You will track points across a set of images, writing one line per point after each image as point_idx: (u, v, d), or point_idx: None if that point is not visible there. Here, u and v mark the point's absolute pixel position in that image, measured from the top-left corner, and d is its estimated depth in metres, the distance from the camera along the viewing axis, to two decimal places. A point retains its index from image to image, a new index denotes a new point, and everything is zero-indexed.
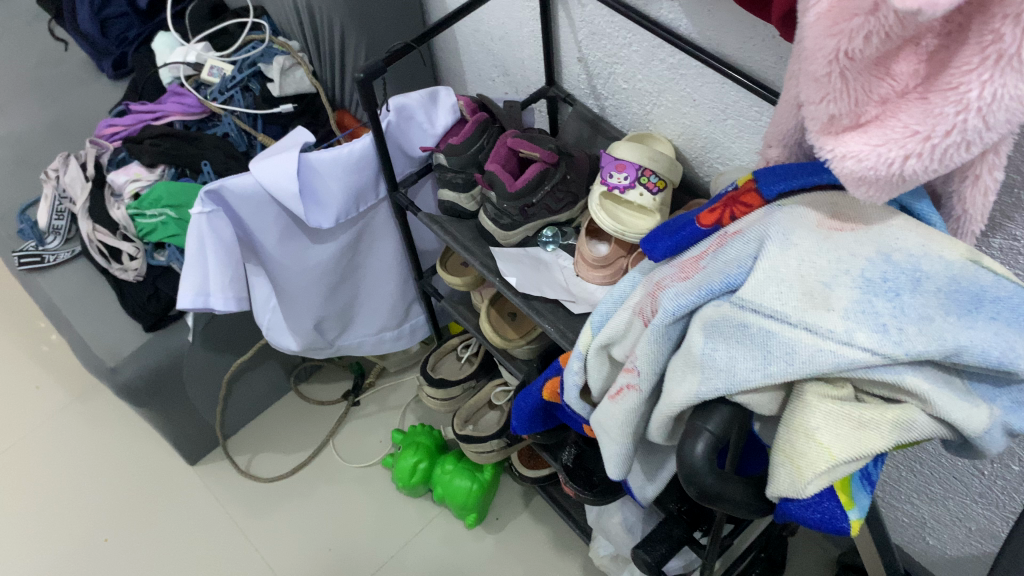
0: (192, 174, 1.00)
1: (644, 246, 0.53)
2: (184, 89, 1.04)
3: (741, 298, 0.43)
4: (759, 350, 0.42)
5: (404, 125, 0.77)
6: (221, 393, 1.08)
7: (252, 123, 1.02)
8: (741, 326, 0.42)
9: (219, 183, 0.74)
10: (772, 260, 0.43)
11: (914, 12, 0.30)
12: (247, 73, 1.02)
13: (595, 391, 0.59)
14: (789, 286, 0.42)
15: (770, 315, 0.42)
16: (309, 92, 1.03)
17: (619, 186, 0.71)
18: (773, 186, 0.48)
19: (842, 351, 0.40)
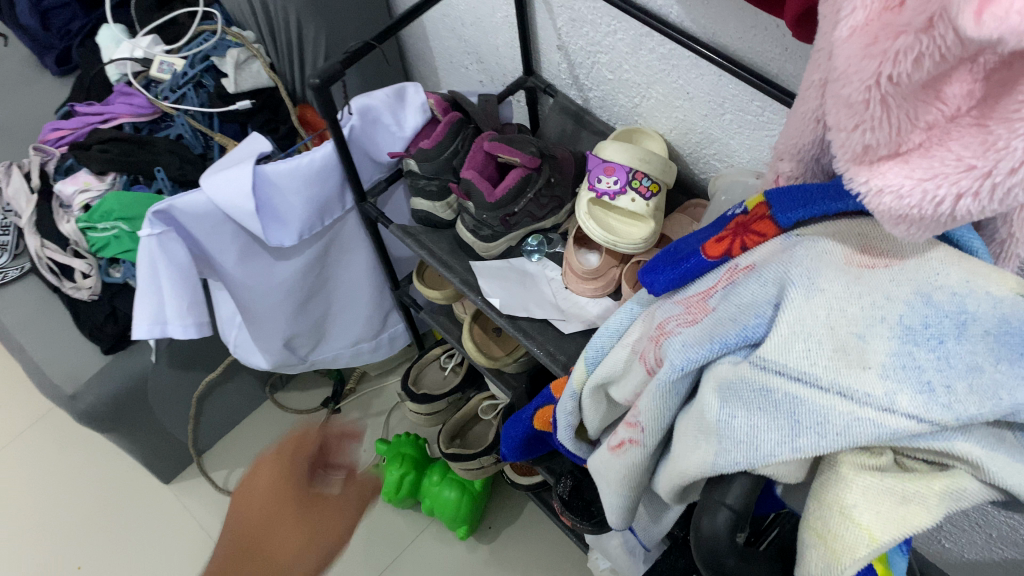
0: (146, 181, 0.93)
1: (643, 278, 0.46)
2: (132, 89, 0.96)
3: (762, 357, 0.36)
4: (785, 418, 0.36)
5: (369, 129, 0.69)
6: (193, 411, 1.01)
7: (208, 123, 0.95)
8: (764, 391, 0.36)
9: (168, 203, 0.66)
10: (797, 310, 0.37)
11: (992, 41, 0.24)
12: (200, 68, 0.93)
13: (591, 431, 0.53)
14: (818, 342, 0.36)
15: (797, 378, 0.36)
16: (267, 87, 0.95)
17: (608, 192, 0.64)
18: (791, 215, 0.41)
19: (883, 420, 0.34)
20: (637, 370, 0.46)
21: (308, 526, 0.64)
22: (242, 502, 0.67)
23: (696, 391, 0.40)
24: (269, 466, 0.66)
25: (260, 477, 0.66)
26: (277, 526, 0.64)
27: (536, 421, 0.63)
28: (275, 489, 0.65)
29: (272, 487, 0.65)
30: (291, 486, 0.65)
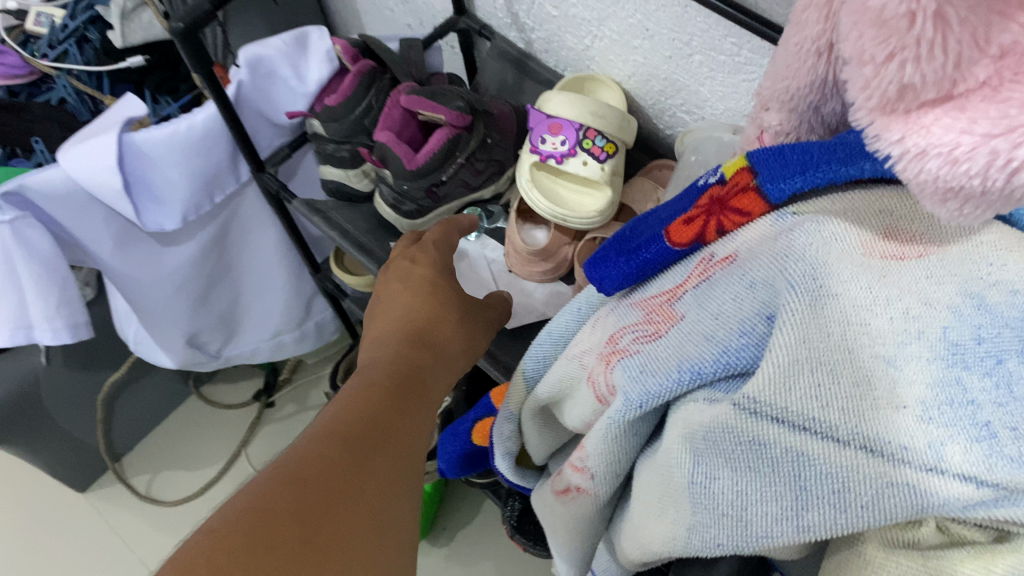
0: (24, 152, 0.80)
1: (587, 270, 0.35)
2: (5, 45, 0.81)
3: (751, 400, 0.25)
4: (788, 484, 0.25)
5: (262, 84, 0.57)
6: (101, 414, 0.89)
7: (95, 84, 0.81)
8: (755, 445, 0.26)
9: (18, 182, 0.53)
10: (800, 328, 0.25)
11: None
12: (83, 20, 0.81)
13: (537, 458, 0.43)
14: (831, 375, 0.25)
15: (800, 429, 0.25)
16: (163, 40, 0.82)
17: (555, 155, 0.53)
18: (783, 186, 0.30)
19: (927, 489, 0.23)
20: (584, 394, 0.34)
21: (442, 314, 0.45)
22: (383, 282, 0.47)
23: (662, 430, 0.29)
24: (424, 249, 0.49)
25: (406, 264, 0.47)
26: (402, 363, 0.40)
27: (474, 436, 0.52)
28: (422, 280, 0.46)
29: (417, 283, 0.46)
30: (422, 285, 0.46)
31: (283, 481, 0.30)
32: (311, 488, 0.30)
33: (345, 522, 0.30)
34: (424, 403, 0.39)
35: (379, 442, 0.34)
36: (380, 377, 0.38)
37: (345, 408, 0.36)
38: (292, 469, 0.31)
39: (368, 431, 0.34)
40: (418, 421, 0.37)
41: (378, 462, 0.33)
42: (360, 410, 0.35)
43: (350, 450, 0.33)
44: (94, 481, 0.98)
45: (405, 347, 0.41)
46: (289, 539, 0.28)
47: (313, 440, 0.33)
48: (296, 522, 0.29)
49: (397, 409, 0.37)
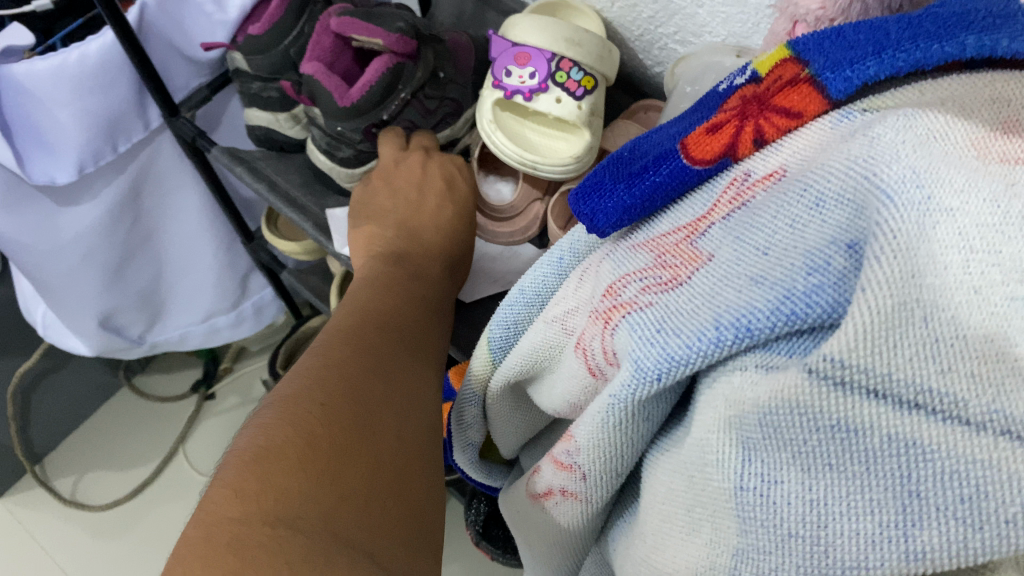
0: None
1: (574, 206, 0.27)
2: None
3: (833, 355, 0.17)
4: (893, 495, 0.17)
5: (170, 9, 0.47)
6: (12, 411, 0.79)
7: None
8: (841, 432, 0.17)
9: None
10: (905, 255, 0.17)
11: None
12: None
13: (504, 448, 0.35)
14: (956, 327, 0.16)
15: (912, 408, 0.16)
16: None
17: (521, 90, 0.44)
18: (853, 73, 0.21)
19: None
20: (568, 364, 0.26)
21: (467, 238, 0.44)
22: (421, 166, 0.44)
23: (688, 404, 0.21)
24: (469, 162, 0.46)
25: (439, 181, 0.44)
26: (424, 278, 0.40)
27: None
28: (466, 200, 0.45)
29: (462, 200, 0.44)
30: (454, 208, 0.44)
31: (332, 375, 0.29)
32: (355, 375, 0.30)
33: (399, 413, 0.30)
34: (441, 313, 0.39)
35: (399, 337, 0.34)
36: (388, 286, 0.38)
37: (360, 311, 0.35)
38: (336, 365, 0.30)
39: (389, 328, 0.34)
40: (432, 324, 0.37)
41: (405, 358, 0.33)
42: (377, 311, 0.35)
43: (380, 349, 0.32)
44: (10, 485, 0.88)
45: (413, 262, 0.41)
46: (362, 425, 0.27)
47: (335, 341, 0.32)
48: (363, 410, 0.28)
49: (415, 316, 0.36)
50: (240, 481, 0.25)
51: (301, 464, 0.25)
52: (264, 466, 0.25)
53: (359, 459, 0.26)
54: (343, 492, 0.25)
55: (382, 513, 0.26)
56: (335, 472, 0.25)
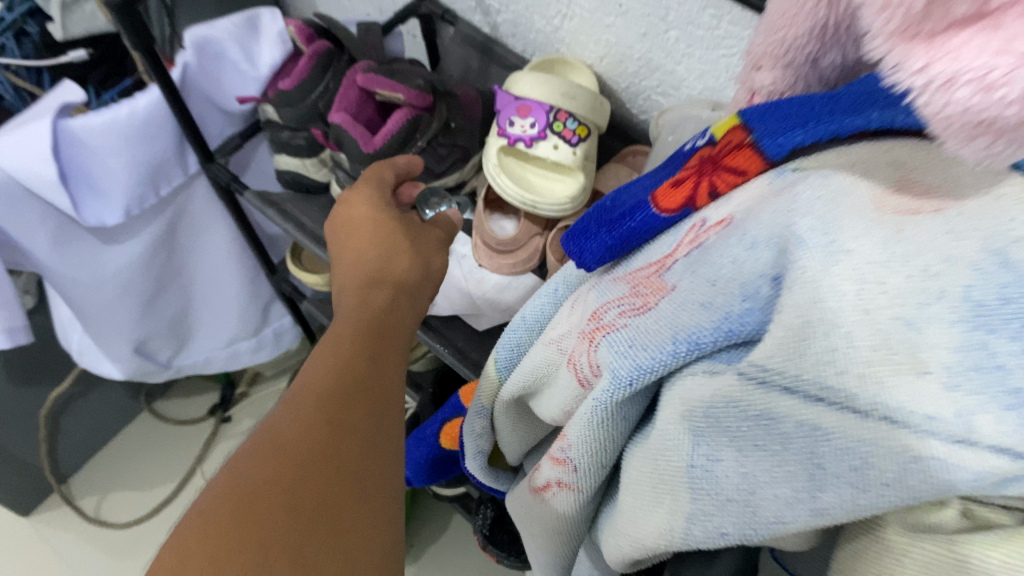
0: None
1: (567, 247, 0.32)
2: None
3: (758, 365, 0.23)
4: (803, 467, 0.22)
5: (210, 67, 0.53)
6: (45, 434, 0.84)
7: (35, 80, 0.77)
8: (766, 420, 0.23)
9: None
10: (808, 285, 0.22)
11: None
12: (19, 12, 0.75)
13: (511, 457, 0.40)
14: (851, 341, 0.21)
15: (817, 400, 0.22)
16: (104, 32, 0.79)
17: (523, 138, 0.50)
18: (782, 139, 0.27)
19: (959, 463, 0.20)
20: (563, 379, 0.31)
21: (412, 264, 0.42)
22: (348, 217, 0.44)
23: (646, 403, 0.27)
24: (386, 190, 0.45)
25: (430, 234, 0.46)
26: (376, 323, 0.37)
27: (442, 440, 0.49)
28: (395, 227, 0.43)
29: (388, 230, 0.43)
30: (424, 259, 0.43)
31: (294, 451, 0.28)
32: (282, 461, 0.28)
33: (364, 498, 0.28)
34: (395, 356, 0.36)
35: (345, 402, 0.32)
36: (374, 338, 0.37)
37: (337, 368, 0.34)
38: (304, 433, 0.29)
39: (338, 391, 0.32)
40: (388, 374, 0.35)
41: (351, 428, 0.30)
42: (328, 377, 0.33)
43: (355, 416, 0.31)
44: (37, 505, 0.93)
45: (398, 323, 0.40)
46: (317, 512, 0.26)
47: (307, 401, 0.32)
48: (321, 494, 0.27)
49: (368, 376, 0.34)
50: None
51: None
52: None
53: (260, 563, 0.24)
54: None
55: None
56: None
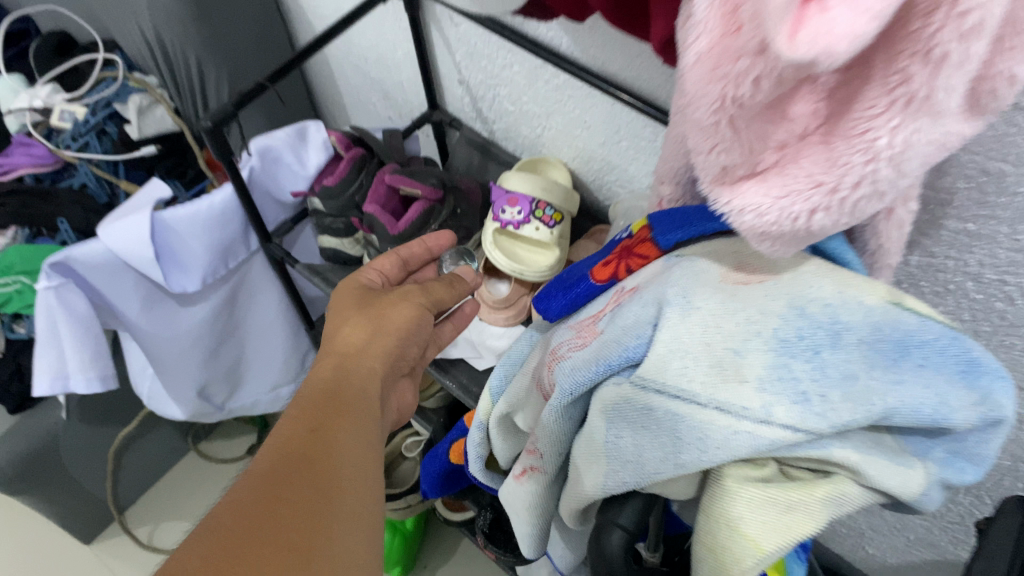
0: (49, 233, 0.91)
1: (536, 305, 0.47)
2: (32, 138, 0.94)
3: (641, 378, 0.37)
4: (668, 438, 0.36)
5: (270, 169, 0.69)
6: (109, 467, 0.98)
7: (113, 170, 0.94)
8: (646, 410, 0.37)
9: (65, 255, 0.65)
10: (672, 328, 0.37)
11: (810, 61, 0.24)
12: (102, 116, 0.92)
13: (501, 460, 0.53)
14: (693, 360, 0.36)
15: (675, 396, 0.36)
16: (172, 131, 0.96)
17: (512, 223, 0.65)
18: (670, 236, 0.42)
19: (763, 434, 0.35)
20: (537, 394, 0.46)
21: (383, 322, 0.52)
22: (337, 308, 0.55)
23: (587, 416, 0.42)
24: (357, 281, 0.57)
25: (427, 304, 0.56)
26: (340, 391, 0.45)
27: (451, 455, 0.63)
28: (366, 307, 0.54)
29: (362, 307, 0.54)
30: (397, 319, 0.53)
31: (249, 515, 0.35)
32: (248, 508, 0.35)
33: (314, 544, 0.35)
34: (355, 420, 0.44)
35: (305, 457, 0.39)
36: (315, 434, 0.41)
37: (277, 458, 0.39)
38: (259, 499, 0.36)
39: (301, 451, 0.39)
40: (348, 433, 0.42)
41: (305, 475, 0.38)
42: (294, 439, 0.40)
43: (305, 484, 0.37)
44: (98, 534, 1.06)
45: (352, 410, 0.44)
46: (274, 548, 0.34)
47: (249, 486, 0.37)
48: (255, 569, 0.33)
49: (329, 435, 0.41)
50: None
51: None
52: None
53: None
54: None
55: None
56: None
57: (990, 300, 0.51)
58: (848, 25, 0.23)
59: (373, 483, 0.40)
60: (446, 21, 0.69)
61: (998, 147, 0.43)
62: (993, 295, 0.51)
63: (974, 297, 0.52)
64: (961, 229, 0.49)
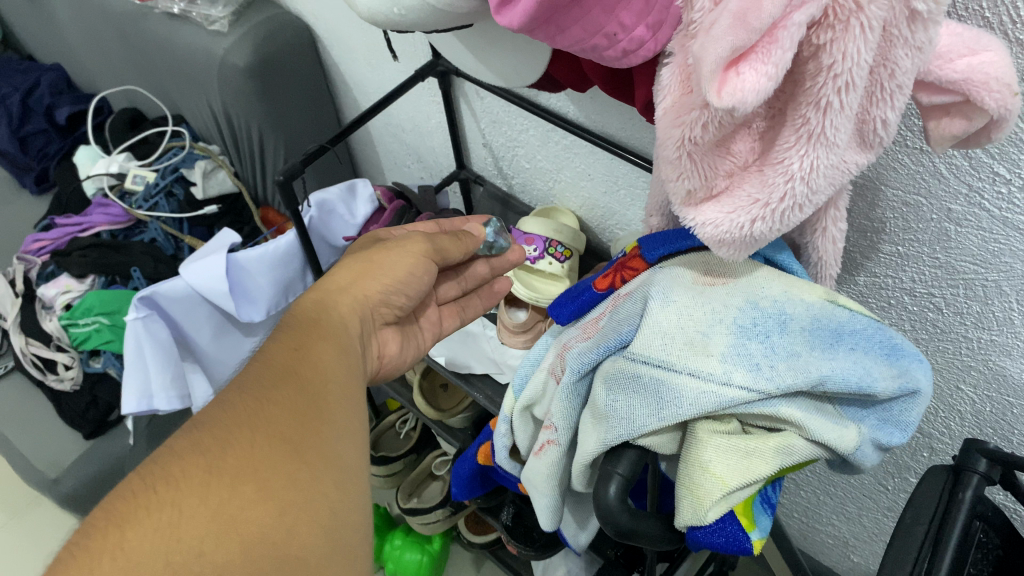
0: (121, 279, 1.33)
1: (551, 312, 0.61)
2: (112, 201, 1.40)
3: (632, 352, 0.49)
4: (652, 398, 0.48)
5: (325, 218, 0.87)
6: None
7: (178, 226, 1.37)
8: (636, 377, 0.49)
9: (150, 291, 0.93)
10: (653, 316, 0.50)
11: (731, 108, 0.35)
12: (170, 180, 1.36)
13: (522, 450, 0.64)
14: (667, 337, 0.49)
15: (658, 364, 0.48)
16: (230, 193, 1.36)
17: (530, 257, 0.78)
18: (654, 252, 0.54)
19: (727, 392, 0.46)
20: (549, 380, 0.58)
21: (380, 263, 0.64)
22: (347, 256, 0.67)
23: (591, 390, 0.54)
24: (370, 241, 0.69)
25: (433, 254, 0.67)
26: (324, 325, 0.55)
27: (479, 456, 0.74)
28: (363, 254, 0.65)
29: (361, 254, 0.65)
30: (394, 264, 0.65)
31: (247, 407, 0.43)
32: (247, 403, 0.44)
33: (303, 436, 0.43)
34: (332, 348, 0.53)
35: (294, 372, 0.48)
36: (299, 353, 0.50)
37: (272, 370, 0.47)
38: (255, 398, 0.44)
39: (290, 368, 0.48)
40: (329, 358, 0.51)
41: (291, 382, 0.47)
42: (284, 358, 0.49)
43: (295, 392, 0.46)
44: None
45: (328, 340, 0.53)
46: (271, 436, 0.42)
47: (246, 387, 0.45)
48: (253, 451, 0.41)
49: (318, 360, 0.50)
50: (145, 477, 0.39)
51: (181, 466, 0.39)
52: (163, 466, 0.39)
53: (227, 461, 0.40)
54: (209, 480, 0.39)
55: (240, 486, 0.39)
56: (208, 469, 0.39)
57: (923, 311, 0.62)
58: (755, 83, 0.34)
59: (347, 398, 0.49)
60: (473, 95, 0.83)
61: (913, 182, 0.54)
62: (925, 307, 0.62)
63: (911, 309, 0.63)
64: (894, 252, 0.60)
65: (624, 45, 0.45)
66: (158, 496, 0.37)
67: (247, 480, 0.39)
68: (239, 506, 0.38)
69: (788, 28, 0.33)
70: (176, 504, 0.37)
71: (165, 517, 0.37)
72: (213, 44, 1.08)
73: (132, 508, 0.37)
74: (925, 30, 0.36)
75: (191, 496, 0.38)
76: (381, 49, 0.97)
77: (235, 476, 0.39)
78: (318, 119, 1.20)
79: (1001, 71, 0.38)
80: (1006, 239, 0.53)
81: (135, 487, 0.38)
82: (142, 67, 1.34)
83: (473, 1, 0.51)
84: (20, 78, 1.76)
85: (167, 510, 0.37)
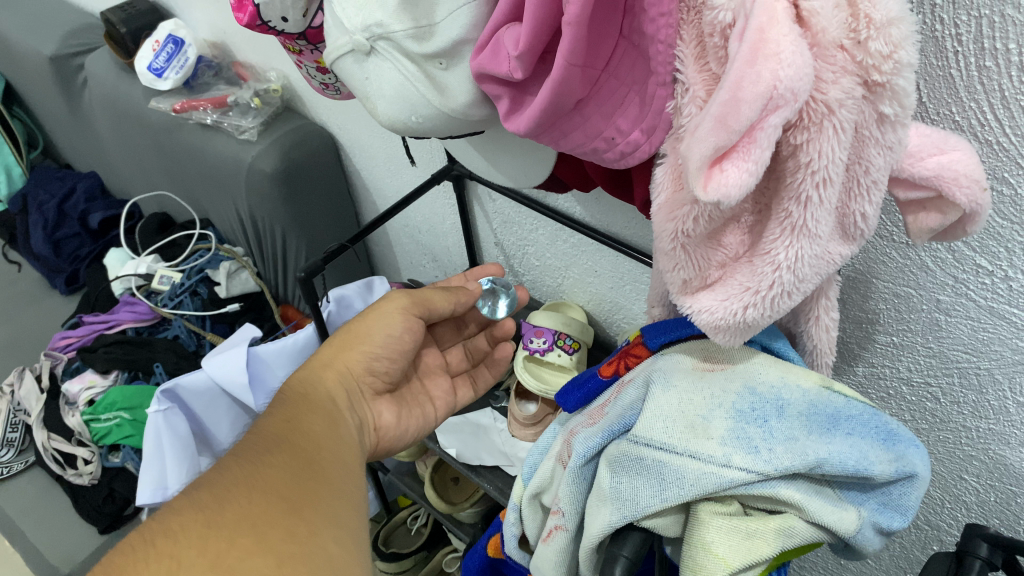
0: (144, 373, 1.37)
1: (559, 399, 0.64)
2: (139, 299, 1.46)
3: (635, 436, 0.51)
4: (656, 479, 0.49)
5: (343, 312, 0.92)
6: None
7: (200, 323, 1.41)
8: (640, 460, 0.51)
9: (173, 383, 0.98)
10: (654, 400, 0.52)
11: (718, 201, 0.38)
12: (195, 280, 1.42)
13: (531, 539, 0.65)
14: (667, 422, 0.51)
15: (660, 447, 0.50)
16: (253, 291, 1.42)
17: (539, 349, 0.82)
18: (655, 339, 0.58)
19: (728, 474, 0.47)
20: (554, 463, 0.60)
21: (367, 327, 0.71)
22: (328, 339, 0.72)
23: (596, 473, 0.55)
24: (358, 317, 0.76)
25: (419, 316, 0.74)
26: (317, 401, 0.60)
27: (489, 549, 0.74)
28: (343, 332, 0.71)
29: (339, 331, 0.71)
30: (391, 332, 0.71)
31: (247, 471, 0.45)
32: (248, 469, 0.46)
33: (299, 497, 0.45)
34: (330, 427, 0.56)
35: (291, 444, 0.50)
36: (294, 427, 0.53)
37: (271, 441, 0.50)
38: (254, 464, 0.47)
39: (293, 444, 0.50)
40: (327, 436, 0.54)
41: (289, 453, 0.49)
42: (289, 435, 0.52)
43: (293, 463, 0.48)
44: None
45: (320, 421, 0.56)
46: (269, 495, 0.44)
47: (245, 455, 0.48)
48: (252, 506, 0.42)
49: (319, 439, 0.53)
50: (146, 531, 0.40)
51: (181, 520, 0.40)
52: (163, 522, 0.40)
53: (225, 515, 0.41)
54: (207, 532, 0.40)
55: (239, 536, 0.40)
56: (206, 522, 0.40)
57: (922, 400, 0.64)
58: (738, 179, 0.37)
59: (343, 471, 0.51)
60: (485, 197, 0.88)
61: (902, 276, 0.57)
62: (923, 396, 0.64)
63: (910, 400, 0.65)
64: (889, 342, 0.63)
65: (621, 147, 0.49)
66: (157, 550, 0.38)
67: (246, 534, 0.40)
68: (238, 556, 0.39)
69: (766, 129, 0.36)
70: (172, 555, 0.38)
71: (163, 566, 0.37)
72: (243, 151, 1.15)
73: (131, 561, 0.38)
74: (894, 132, 0.39)
75: (190, 548, 0.39)
76: (400, 156, 1.03)
77: (234, 529, 0.40)
78: (339, 220, 1.26)
79: (969, 168, 0.41)
80: (994, 328, 0.54)
81: (136, 543, 0.39)
82: (172, 174, 1.42)
83: (485, 110, 0.56)
84: (58, 185, 1.86)
85: (164, 560, 0.38)
